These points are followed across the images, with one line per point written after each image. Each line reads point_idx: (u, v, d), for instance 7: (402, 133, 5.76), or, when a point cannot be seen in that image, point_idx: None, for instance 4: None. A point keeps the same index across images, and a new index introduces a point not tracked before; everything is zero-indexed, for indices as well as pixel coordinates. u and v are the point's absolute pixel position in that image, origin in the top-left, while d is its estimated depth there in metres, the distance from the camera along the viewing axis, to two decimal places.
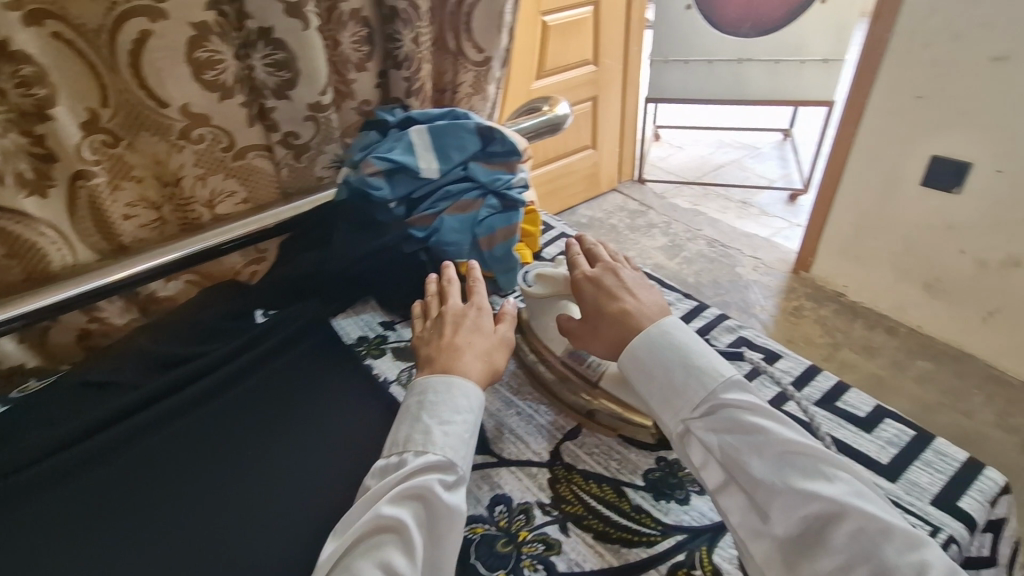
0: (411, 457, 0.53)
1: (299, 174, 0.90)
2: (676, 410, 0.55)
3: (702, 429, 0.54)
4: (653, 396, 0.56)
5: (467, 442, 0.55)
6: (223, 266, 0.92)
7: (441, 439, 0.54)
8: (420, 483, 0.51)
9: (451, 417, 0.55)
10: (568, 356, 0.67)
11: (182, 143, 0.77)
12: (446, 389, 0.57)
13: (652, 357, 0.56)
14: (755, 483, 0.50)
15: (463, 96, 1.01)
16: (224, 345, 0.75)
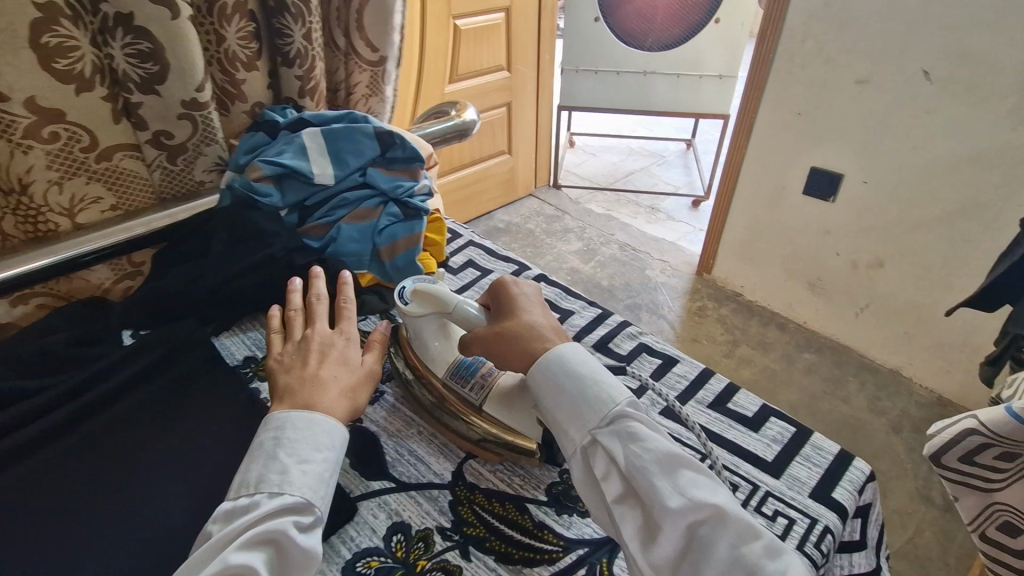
0: (264, 500, 0.46)
1: (177, 178, 0.81)
2: (581, 421, 0.51)
3: (605, 440, 0.50)
4: (557, 410, 0.52)
5: (327, 480, 0.50)
6: (86, 283, 0.81)
7: (303, 476, 0.48)
8: (276, 527, 0.45)
9: (311, 455, 0.50)
10: (450, 379, 0.63)
11: (28, 143, 0.66)
12: (309, 422, 0.51)
13: (561, 369, 0.53)
14: (652, 496, 0.47)
15: (363, 98, 0.96)
16: (80, 374, 0.66)
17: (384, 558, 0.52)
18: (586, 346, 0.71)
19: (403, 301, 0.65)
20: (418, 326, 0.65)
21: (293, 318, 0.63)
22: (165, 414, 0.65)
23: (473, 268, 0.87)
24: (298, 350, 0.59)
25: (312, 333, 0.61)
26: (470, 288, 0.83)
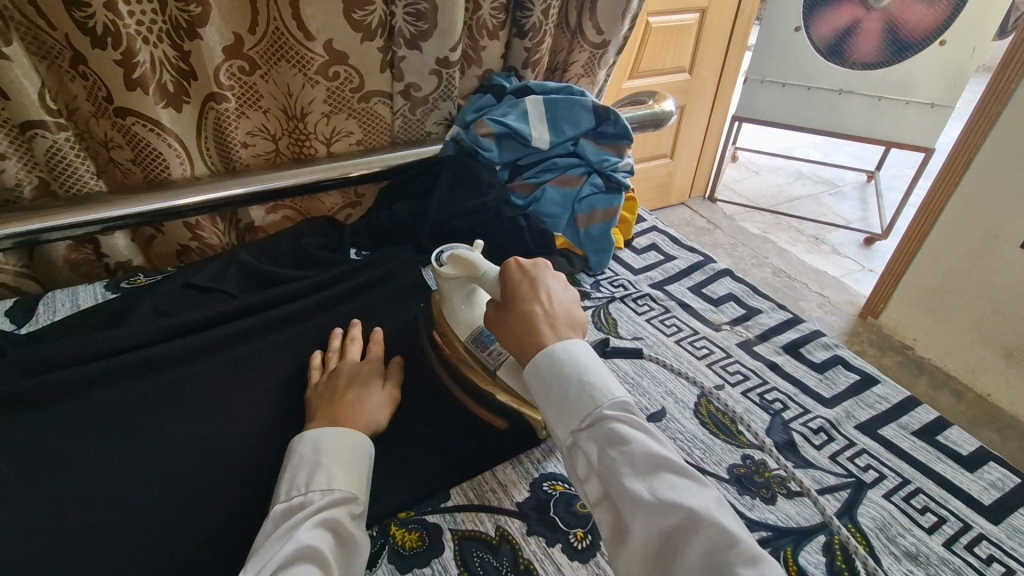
0: (314, 496, 0.50)
1: (411, 125, 0.93)
2: (564, 420, 0.51)
3: (585, 441, 0.49)
4: (546, 409, 0.52)
5: (366, 480, 0.54)
6: (321, 206, 0.95)
7: (343, 476, 0.52)
8: (338, 518, 0.49)
9: (353, 459, 0.54)
10: (470, 345, 0.63)
11: (317, 78, 0.80)
12: (353, 439, 0.55)
13: (558, 365, 0.52)
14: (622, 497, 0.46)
15: (574, 77, 1.01)
16: (318, 275, 0.78)
17: (566, 485, 0.60)
18: (774, 346, 0.69)
19: (438, 262, 0.66)
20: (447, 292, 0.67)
21: (330, 356, 0.66)
22: (379, 322, 0.74)
23: (657, 251, 0.87)
24: (333, 384, 0.61)
25: (342, 365, 0.64)
26: (653, 269, 0.84)
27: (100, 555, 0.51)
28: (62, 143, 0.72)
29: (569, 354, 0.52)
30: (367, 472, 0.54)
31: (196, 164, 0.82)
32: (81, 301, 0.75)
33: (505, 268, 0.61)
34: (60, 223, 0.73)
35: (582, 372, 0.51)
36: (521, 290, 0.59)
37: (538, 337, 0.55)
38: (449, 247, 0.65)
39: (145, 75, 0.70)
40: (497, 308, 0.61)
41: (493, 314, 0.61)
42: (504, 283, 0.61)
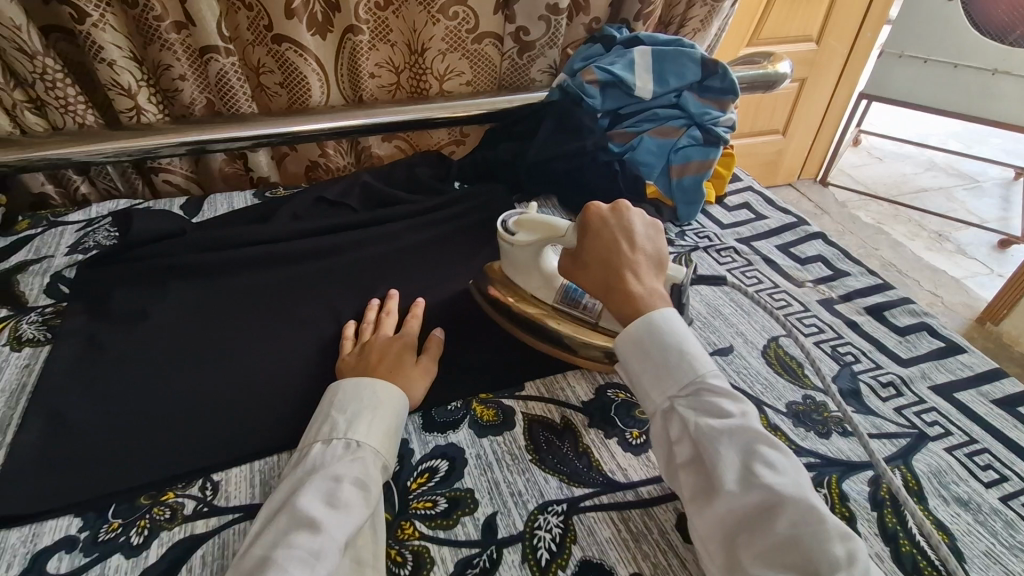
0: (319, 451, 0.47)
1: (519, 70, 0.98)
2: (660, 385, 0.48)
3: (683, 410, 0.47)
4: (639, 374, 0.50)
5: (386, 423, 0.50)
6: (430, 140, 1.05)
7: (353, 427, 0.48)
8: (340, 473, 0.45)
9: (359, 409, 0.50)
10: (559, 302, 0.61)
11: (439, 17, 0.87)
12: (372, 386, 0.51)
13: (659, 335, 0.49)
14: (712, 464, 0.44)
15: (685, 30, 1.00)
16: (425, 199, 0.85)
17: (629, 396, 0.59)
18: (857, 306, 0.69)
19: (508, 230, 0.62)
20: (517, 258, 0.62)
21: (364, 328, 0.62)
22: (476, 246, 0.80)
23: (748, 210, 0.88)
24: (364, 357, 0.56)
25: (373, 338, 0.59)
26: (741, 226, 0.85)
27: (242, 389, 0.58)
28: (228, 66, 0.85)
29: (672, 326, 0.50)
30: (380, 419, 0.49)
31: (332, 93, 0.94)
32: (236, 202, 0.89)
33: (598, 230, 0.55)
34: (218, 137, 0.86)
35: (680, 340, 0.49)
36: (592, 242, 0.55)
37: (626, 288, 0.52)
38: (519, 213, 0.61)
39: (302, 4, 0.81)
40: (571, 261, 0.58)
41: (568, 267, 0.58)
42: (579, 229, 0.57)
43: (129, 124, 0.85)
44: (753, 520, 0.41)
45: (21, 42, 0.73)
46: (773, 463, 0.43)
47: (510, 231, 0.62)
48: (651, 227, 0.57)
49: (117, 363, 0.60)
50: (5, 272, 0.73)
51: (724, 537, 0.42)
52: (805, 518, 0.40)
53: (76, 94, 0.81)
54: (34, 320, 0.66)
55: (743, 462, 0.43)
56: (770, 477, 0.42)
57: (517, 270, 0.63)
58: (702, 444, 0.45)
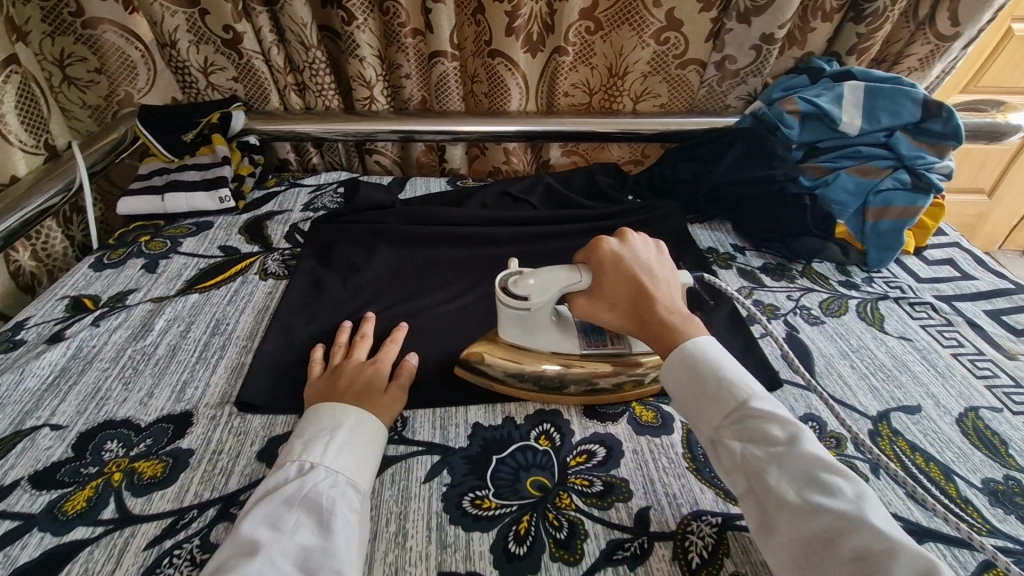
0: (280, 470, 0.47)
1: (714, 96, 0.99)
2: (706, 416, 0.48)
3: (730, 440, 0.46)
4: (689, 405, 0.49)
5: (349, 446, 0.49)
6: (609, 156, 1.09)
7: (309, 450, 0.48)
8: (294, 491, 0.45)
9: (319, 433, 0.50)
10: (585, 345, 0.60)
11: (648, 42, 0.91)
12: (332, 408, 0.52)
13: (702, 363, 0.49)
14: (766, 494, 0.42)
15: (904, 69, 0.94)
16: (603, 206, 0.89)
17: None
18: None
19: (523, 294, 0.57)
20: (532, 320, 0.59)
21: (334, 352, 0.62)
22: None
23: (952, 267, 0.80)
24: (334, 382, 0.56)
25: (347, 362, 0.59)
26: (942, 282, 0.78)
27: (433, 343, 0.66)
28: (450, 70, 0.97)
29: (711, 354, 0.50)
30: (340, 441, 0.49)
31: (530, 103, 1.02)
32: (433, 188, 1.00)
33: (613, 266, 0.56)
34: (425, 129, 0.99)
35: (719, 366, 0.49)
36: (611, 278, 0.56)
37: (657, 320, 0.53)
38: (527, 274, 0.57)
39: (524, 24, 0.89)
40: (588, 300, 0.58)
41: (587, 307, 0.58)
42: (593, 267, 0.58)
43: (363, 111, 1.01)
44: (816, 548, 0.39)
45: (303, 36, 0.90)
46: (830, 488, 0.40)
47: (518, 296, 0.57)
48: (658, 249, 0.60)
49: (337, 303, 0.72)
50: (258, 217, 0.90)
51: (795, 570, 0.39)
52: (870, 542, 0.37)
53: (329, 82, 0.97)
54: (277, 258, 0.81)
55: (800, 489, 0.41)
56: (827, 500, 0.39)
57: (531, 331, 0.60)
58: (755, 474, 0.43)
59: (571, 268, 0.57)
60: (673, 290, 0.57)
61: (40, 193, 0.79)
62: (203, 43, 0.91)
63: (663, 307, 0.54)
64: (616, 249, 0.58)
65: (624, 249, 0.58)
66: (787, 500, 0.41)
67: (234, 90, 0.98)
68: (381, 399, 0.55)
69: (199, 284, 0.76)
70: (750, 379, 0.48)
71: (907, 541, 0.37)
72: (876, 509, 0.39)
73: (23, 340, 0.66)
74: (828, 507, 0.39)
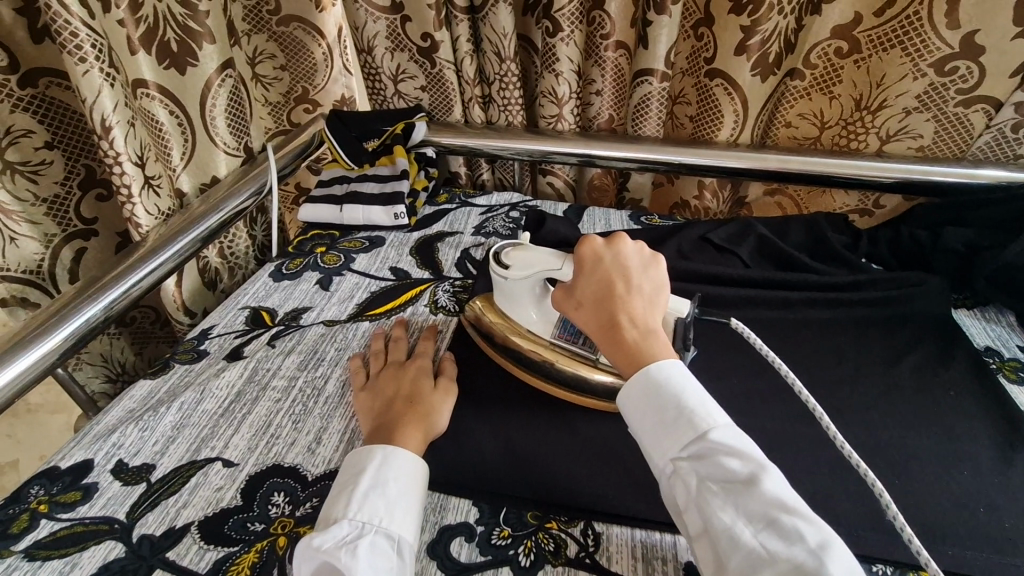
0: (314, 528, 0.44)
1: (1001, 143, 0.76)
2: (660, 444, 0.41)
3: (685, 473, 0.39)
4: (642, 431, 0.42)
5: (382, 498, 0.44)
6: (828, 202, 0.90)
7: (340, 497, 0.44)
8: (323, 548, 0.40)
9: (351, 481, 0.45)
10: (561, 337, 0.57)
11: (928, 71, 0.71)
12: (355, 453, 0.47)
13: (658, 384, 0.41)
14: (722, 541, 0.36)
15: None
16: (835, 273, 0.72)
17: None
18: None
19: (505, 264, 0.57)
20: (512, 292, 0.58)
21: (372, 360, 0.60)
22: (898, 347, 0.64)
23: None
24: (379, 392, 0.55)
25: (385, 370, 0.58)
26: None
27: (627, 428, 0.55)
28: (655, 91, 0.84)
29: (670, 373, 0.42)
30: (365, 489, 0.44)
31: (742, 134, 0.85)
32: (614, 223, 0.87)
33: (586, 264, 0.49)
34: (613, 155, 0.87)
35: (677, 389, 0.41)
36: (586, 278, 0.48)
37: (614, 331, 0.45)
38: (516, 247, 0.56)
39: (761, 42, 0.73)
40: (562, 294, 0.51)
41: (559, 300, 0.51)
42: (574, 262, 0.50)
43: (547, 129, 0.91)
44: None
45: (500, 47, 0.83)
46: (791, 542, 0.33)
47: (503, 263, 0.57)
48: (651, 258, 0.50)
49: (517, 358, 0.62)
50: (429, 237, 0.84)
51: None
52: None
53: (518, 97, 0.89)
54: (447, 289, 0.75)
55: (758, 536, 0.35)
56: (789, 555, 0.33)
57: (512, 303, 0.59)
58: (708, 513, 0.37)
59: (559, 255, 0.54)
60: (652, 307, 0.47)
61: (235, 195, 0.78)
62: (398, 50, 0.88)
63: (631, 320, 0.45)
64: (598, 245, 0.49)
65: (607, 247, 0.49)
66: (740, 545, 0.35)
67: (419, 99, 0.93)
68: (432, 395, 0.54)
69: (370, 311, 0.71)
70: (712, 404, 0.41)
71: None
72: (846, 565, 0.32)
73: (205, 351, 0.65)
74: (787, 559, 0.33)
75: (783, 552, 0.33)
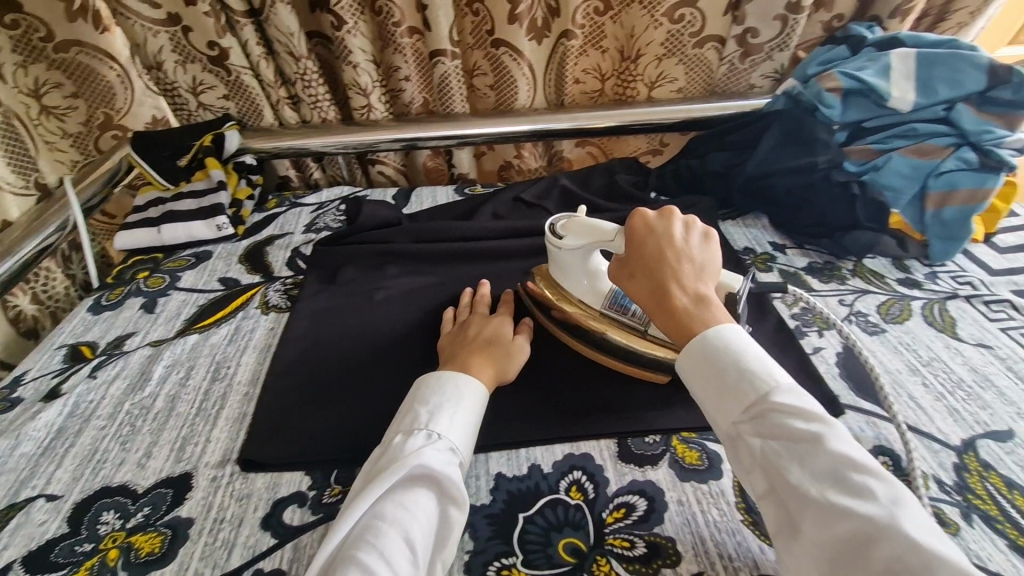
0: (392, 437, 0.47)
1: (738, 75, 0.89)
2: (723, 408, 0.42)
3: (750, 435, 0.40)
4: (703, 395, 0.43)
5: (459, 421, 0.48)
6: (627, 149, 1.01)
7: (429, 418, 0.48)
8: (430, 462, 0.44)
9: (433, 404, 0.49)
10: (609, 307, 0.58)
11: (663, 21, 0.83)
12: (438, 377, 0.52)
13: (719, 349, 0.43)
14: (788, 495, 0.37)
15: (953, 28, 0.83)
16: (624, 208, 0.82)
17: None
18: None
19: (557, 233, 0.57)
20: (564, 264, 0.58)
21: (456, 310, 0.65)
22: None
23: None
24: (463, 331, 0.60)
25: (472, 318, 0.62)
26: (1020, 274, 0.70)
27: None
28: (451, 69, 0.89)
29: (729, 339, 0.43)
30: (450, 412, 0.48)
31: (537, 97, 0.94)
32: (440, 198, 0.93)
33: (638, 235, 0.50)
34: (428, 135, 0.92)
35: (739, 355, 0.42)
36: (638, 250, 0.49)
37: (667, 301, 0.46)
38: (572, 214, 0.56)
39: (527, 9, 0.81)
40: (617, 267, 0.51)
41: (614, 272, 0.52)
42: (626, 233, 0.51)
43: (361, 120, 0.94)
44: (844, 556, 0.33)
45: (291, 46, 0.85)
46: (859, 494, 0.34)
47: (557, 234, 0.58)
48: (704, 236, 0.51)
49: (409, 327, 0.67)
50: (258, 243, 0.85)
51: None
52: (903, 553, 0.31)
53: (324, 92, 0.91)
54: (278, 288, 0.76)
55: (823, 489, 0.36)
56: (856, 504, 0.34)
57: (563, 273, 0.59)
58: (775, 472, 0.38)
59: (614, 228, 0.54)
60: (702, 275, 0.48)
61: (33, 236, 0.75)
62: (189, 62, 0.87)
63: (686, 291, 0.46)
64: (651, 217, 0.50)
65: (661, 218, 0.50)
66: (809, 501, 0.36)
67: (225, 108, 0.93)
68: (509, 348, 0.58)
69: (198, 324, 0.71)
70: (776, 367, 0.42)
71: (950, 554, 0.31)
72: (916, 519, 0.33)
73: (20, 398, 0.63)
74: (855, 510, 0.34)
75: (851, 502, 0.34)
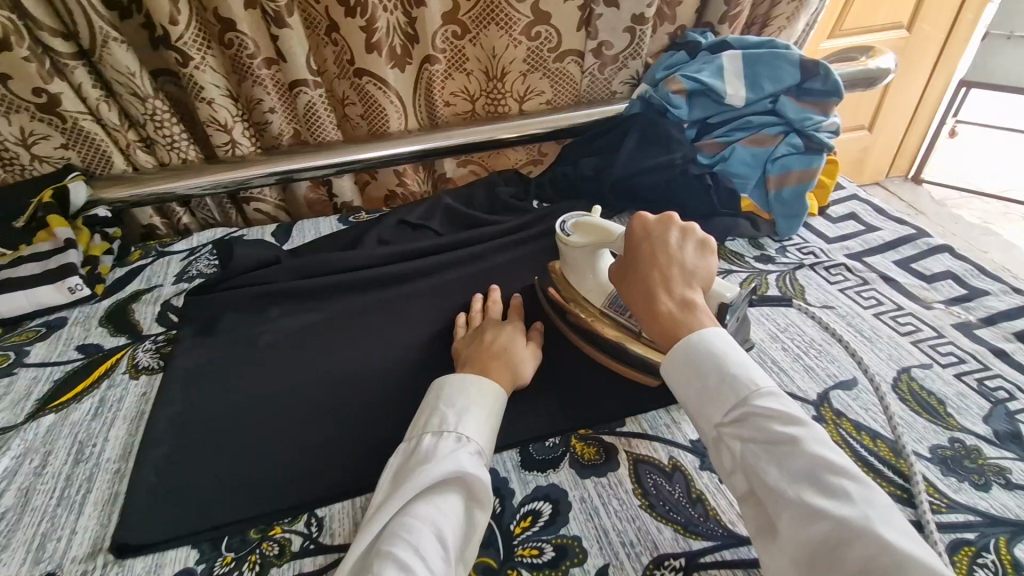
0: (418, 439, 0.47)
1: (598, 85, 0.95)
2: (707, 410, 0.43)
3: (733, 438, 0.41)
4: (689, 398, 0.44)
5: (482, 423, 0.48)
6: (507, 161, 1.04)
7: (458, 420, 0.48)
8: (463, 464, 0.44)
9: (456, 404, 0.49)
10: (608, 306, 0.59)
11: (521, 38, 0.86)
12: (462, 377, 0.52)
13: (701, 353, 0.44)
14: (768, 496, 0.38)
15: (774, 30, 0.94)
16: (507, 219, 0.84)
17: None
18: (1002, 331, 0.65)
19: (566, 229, 0.61)
20: (572, 259, 0.61)
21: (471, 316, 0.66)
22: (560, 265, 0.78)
23: (856, 221, 0.84)
24: (477, 337, 0.61)
25: (485, 323, 0.63)
26: (850, 240, 0.81)
27: (338, 417, 0.58)
28: (316, 98, 0.87)
29: (712, 344, 0.44)
30: (475, 417, 0.48)
31: (411, 120, 0.94)
32: (323, 230, 0.90)
33: (640, 241, 0.52)
34: (301, 167, 0.88)
35: (722, 359, 0.43)
36: (639, 256, 0.51)
37: (655, 304, 0.48)
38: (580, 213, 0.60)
39: (382, 38, 0.81)
40: (620, 272, 0.54)
41: (615, 276, 0.54)
42: (630, 240, 0.53)
43: (226, 158, 0.89)
44: (819, 555, 0.35)
45: (134, 87, 0.79)
46: (834, 494, 0.35)
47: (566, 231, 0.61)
48: (703, 246, 0.52)
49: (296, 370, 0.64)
50: (121, 302, 0.78)
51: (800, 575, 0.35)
52: (873, 552, 0.32)
53: (181, 132, 0.86)
54: (148, 348, 0.70)
55: (801, 490, 0.37)
56: (831, 505, 0.35)
57: (571, 269, 0.62)
58: (755, 474, 0.39)
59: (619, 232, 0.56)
60: (693, 284, 0.49)
61: None
62: (13, 113, 0.78)
63: (674, 296, 0.48)
64: (655, 224, 0.52)
65: (665, 227, 0.52)
66: (787, 501, 0.37)
67: (65, 159, 0.84)
68: (521, 351, 0.59)
69: (54, 402, 0.63)
70: (759, 370, 0.43)
71: (921, 554, 0.32)
72: (890, 518, 0.34)
73: None
74: (828, 512, 0.35)
75: (827, 503, 0.35)
